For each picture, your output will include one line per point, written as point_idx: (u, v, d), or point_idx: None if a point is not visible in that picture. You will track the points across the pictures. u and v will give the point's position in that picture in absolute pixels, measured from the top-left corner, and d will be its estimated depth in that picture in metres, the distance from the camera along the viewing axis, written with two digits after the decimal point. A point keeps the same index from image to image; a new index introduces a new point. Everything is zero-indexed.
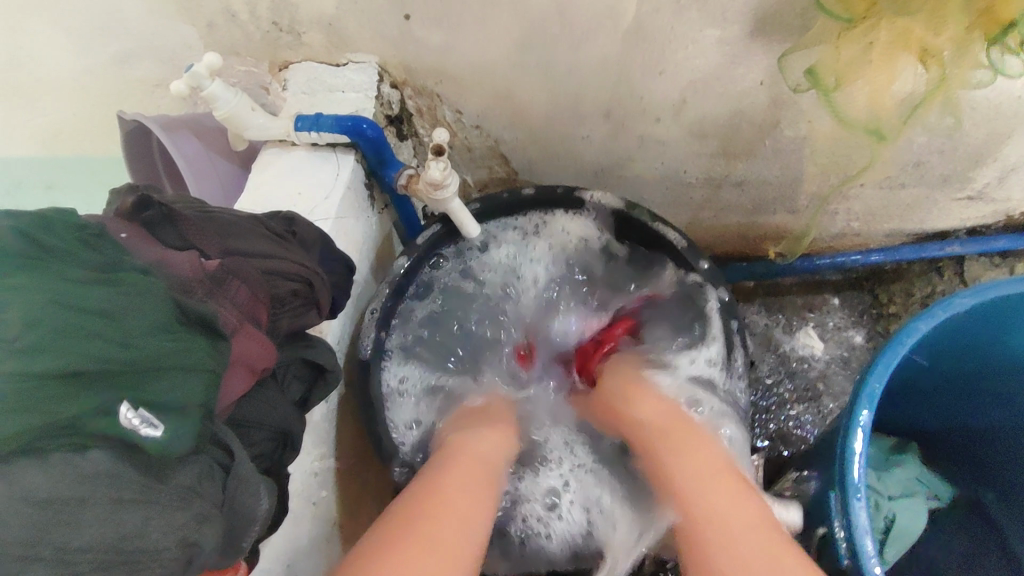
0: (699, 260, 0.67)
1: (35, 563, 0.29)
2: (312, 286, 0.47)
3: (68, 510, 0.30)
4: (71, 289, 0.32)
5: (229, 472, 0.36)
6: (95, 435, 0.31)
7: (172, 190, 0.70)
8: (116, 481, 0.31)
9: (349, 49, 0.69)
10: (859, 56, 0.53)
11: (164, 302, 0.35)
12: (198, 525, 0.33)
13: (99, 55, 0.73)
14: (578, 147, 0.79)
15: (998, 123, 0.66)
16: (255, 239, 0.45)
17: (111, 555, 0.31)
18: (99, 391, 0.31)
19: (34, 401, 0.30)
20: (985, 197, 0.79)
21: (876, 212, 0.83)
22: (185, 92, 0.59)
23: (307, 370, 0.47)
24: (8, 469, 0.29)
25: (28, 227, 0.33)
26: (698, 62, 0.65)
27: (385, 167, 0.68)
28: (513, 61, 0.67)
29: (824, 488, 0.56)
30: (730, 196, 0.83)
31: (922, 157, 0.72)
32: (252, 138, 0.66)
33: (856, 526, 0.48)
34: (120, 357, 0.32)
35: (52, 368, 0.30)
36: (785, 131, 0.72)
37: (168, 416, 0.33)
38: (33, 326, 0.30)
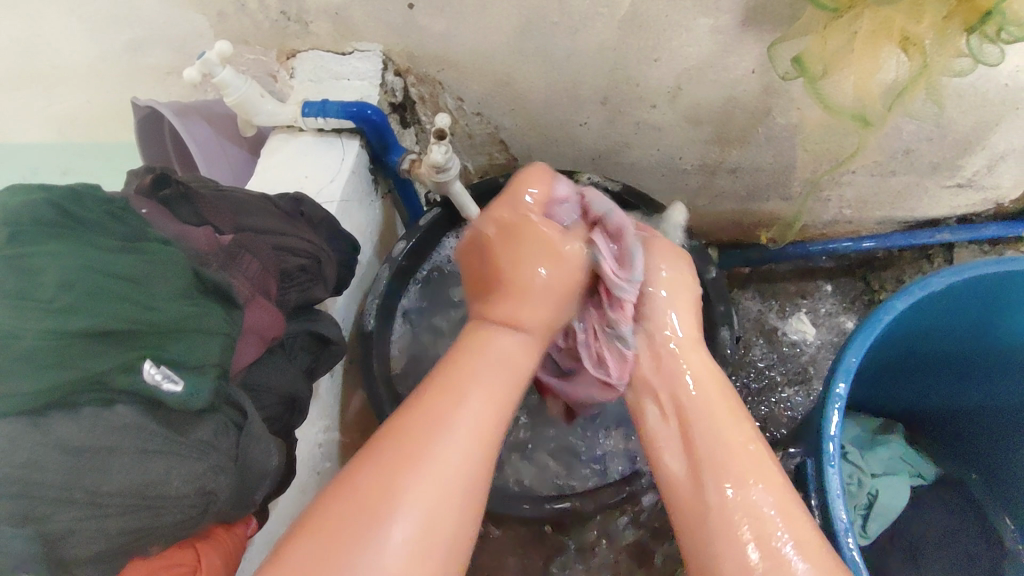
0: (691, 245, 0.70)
1: (68, 503, 0.32)
2: (319, 262, 0.49)
3: (97, 457, 0.33)
4: (100, 256, 0.35)
5: (243, 430, 0.39)
6: (121, 391, 0.34)
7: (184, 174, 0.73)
8: (141, 432, 0.34)
9: (354, 38, 0.71)
10: (844, 45, 0.55)
11: (184, 270, 0.38)
12: (215, 475, 0.36)
13: (113, 43, 0.76)
14: (576, 133, 0.81)
15: (984, 111, 0.67)
16: (266, 216, 0.48)
17: (136, 499, 0.33)
18: (125, 350, 0.34)
19: (66, 358, 0.32)
20: (974, 184, 0.81)
21: (867, 199, 0.85)
22: (198, 79, 0.62)
23: (314, 341, 0.49)
24: (43, 420, 0.32)
25: (59, 199, 0.36)
26: (692, 50, 0.67)
27: (389, 152, 0.70)
28: (513, 49, 0.69)
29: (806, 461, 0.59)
30: (725, 183, 0.86)
31: (912, 145, 0.74)
32: (261, 123, 0.69)
33: (830, 492, 0.50)
34: (144, 318, 0.35)
35: (82, 328, 0.33)
36: (777, 119, 0.74)
37: (187, 375, 0.35)
38: (67, 288, 0.33)
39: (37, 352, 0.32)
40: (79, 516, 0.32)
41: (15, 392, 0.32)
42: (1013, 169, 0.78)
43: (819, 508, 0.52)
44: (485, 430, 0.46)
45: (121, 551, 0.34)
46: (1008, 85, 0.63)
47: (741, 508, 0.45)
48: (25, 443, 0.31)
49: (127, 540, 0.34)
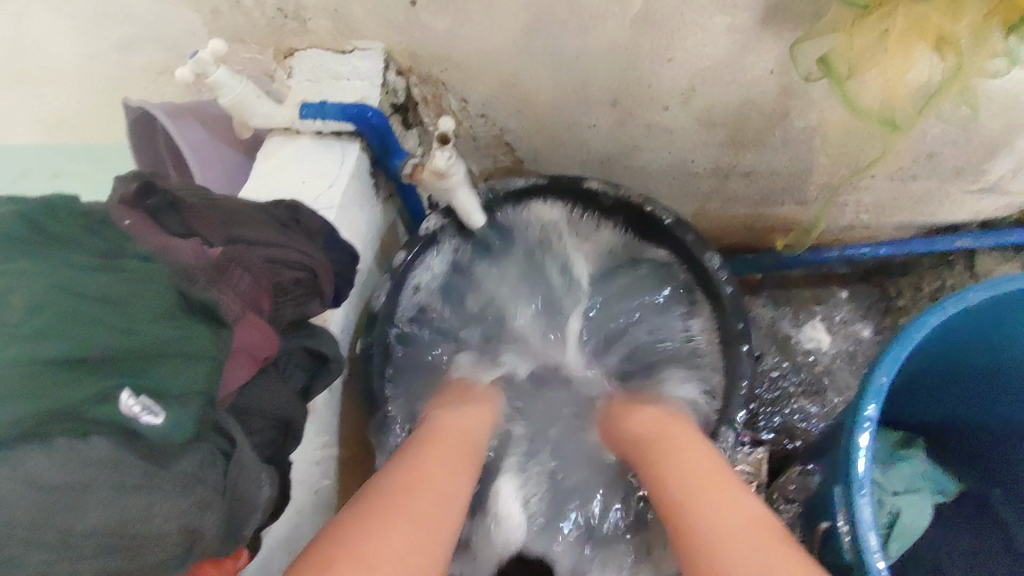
0: (708, 255, 0.67)
1: (39, 546, 0.29)
2: (315, 275, 0.46)
3: (69, 496, 0.30)
4: (73, 276, 0.32)
5: (231, 460, 0.36)
6: (95, 421, 0.31)
7: (177, 177, 0.70)
8: (117, 468, 0.31)
9: (354, 36, 0.68)
10: (872, 44, 0.52)
11: (167, 289, 0.35)
12: (200, 511, 0.34)
13: (104, 41, 0.73)
14: (585, 135, 0.78)
15: (1014, 115, 0.64)
16: (258, 226, 0.45)
17: (115, 538, 0.31)
18: (101, 378, 0.31)
19: (33, 387, 0.29)
20: (998, 189, 0.78)
21: (886, 204, 0.82)
22: (190, 80, 0.59)
23: (310, 359, 0.46)
24: (8, 457, 0.29)
25: (31, 213, 0.33)
26: (708, 50, 0.64)
27: (390, 156, 0.67)
28: (519, 48, 0.67)
29: (828, 481, 0.56)
30: (739, 187, 0.82)
31: (935, 148, 0.71)
32: (257, 125, 0.66)
33: (860, 521, 0.47)
34: (124, 342, 0.32)
35: (54, 354, 0.30)
36: (795, 121, 0.71)
37: (169, 404, 0.33)
38: (36, 312, 0.30)
39: (1, 383, 0.29)
40: (51, 559, 0.30)
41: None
42: None
43: (849, 539, 0.49)
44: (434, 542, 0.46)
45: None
46: None
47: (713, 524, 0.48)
48: None
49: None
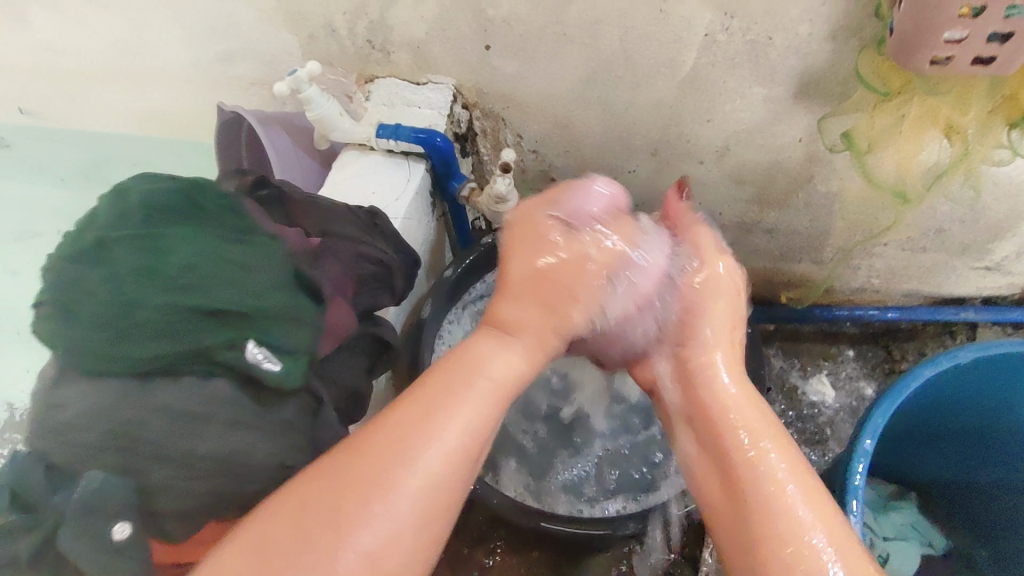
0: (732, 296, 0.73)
1: (164, 460, 0.35)
2: (390, 272, 0.53)
3: (193, 423, 0.36)
4: (216, 245, 0.39)
5: (318, 415, 0.42)
6: (223, 363, 0.37)
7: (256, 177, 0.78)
8: (233, 405, 0.37)
9: (430, 70, 0.76)
10: (891, 125, 0.60)
11: (284, 265, 0.42)
12: (292, 453, 0.39)
13: (208, 53, 0.82)
14: (624, 179, 0.85)
15: (1017, 201, 0.71)
16: (347, 224, 0.51)
17: (222, 465, 0.37)
18: (230, 329, 0.38)
19: (178, 329, 0.36)
20: (1001, 269, 0.84)
21: (896, 271, 0.89)
22: (286, 93, 0.69)
23: (375, 346, 0.52)
24: (150, 385, 0.36)
25: (191, 190, 0.41)
26: (744, 115, 0.72)
27: (450, 178, 0.75)
28: (576, 95, 0.75)
29: None
30: (760, 242, 0.89)
31: (944, 225, 0.78)
32: (335, 139, 0.74)
33: None
34: (250, 303, 0.38)
35: (194, 305, 0.37)
36: (817, 186, 0.78)
37: (281, 356, 0.39)
38: (190, 269, 0.37)
39: (163, 321, 0.36)
40: (171, 476, 0.35)
41: (133, 356, 0.36)
42: None
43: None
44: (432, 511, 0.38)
45: (209, 510, 0.37)
46: None
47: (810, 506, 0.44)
48: (134, 404, 0.35)
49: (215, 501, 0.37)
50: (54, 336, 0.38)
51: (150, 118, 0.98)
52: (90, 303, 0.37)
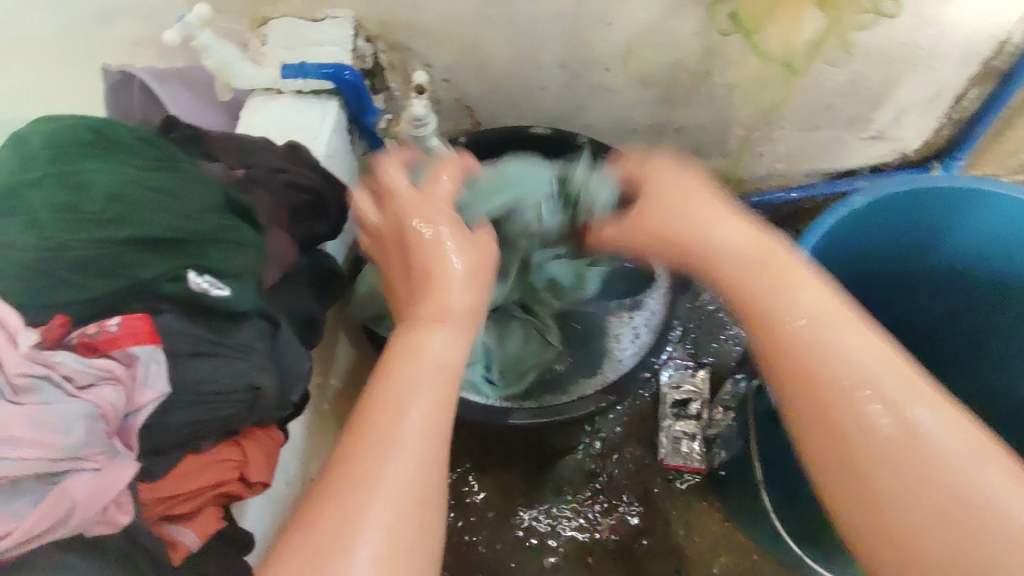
0: None
1: (173, 399, 0.37)
2: (323, 200, 0.53)
3: (212, 338, 0.39)
4: (143, 176, 0.38)
5: (325, 293, 0.54)
6: (173, 295, 0.37)
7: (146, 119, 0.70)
8: (193, 335, 0.38)
9: (326, 5, 0.74)
10: (769, 7, 0.62)
11: (212, 193, 0.41)
12: (258, 373, 0.40)
13: (80, 15, 0.73)
14: (537, 96, 0.86)
15: (886, 66, 0.80)
16: (274, 156, 0.52)
17: (197, 400, 0.38)
18: (171, 258, 0.37)
19: (113, 263, 0.36)
20: (884, 136, 0.93)
21: (795, 153, 0.97)
22: (176, 42, 0.64)
23: (320, 275, 0.53)
24: (134, 302, 0.37)
25: (108, 138, 0.39)
26: (641, 16, 0.74)
27: (366, 113, 0.74)
28: (480, 15, 0.74)
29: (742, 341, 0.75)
30: (672, 141, 0.94)
31: (831, 101, 0.86)
32: (239, 88, 0.71)
33: None
34: (186, 227, 0.38)
35: (131, 236, 0.36)
36: (717, 78, 0.82)
37: (229, 281, 0.39)
38: (115, 201, 0.37)
39: (85, 258, 0.36)
40: (178, 427, 0.37)
41: (93, 291, 0.36)
42: (915, 121, 0.91)
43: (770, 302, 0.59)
44: (385, 509, 0.33)
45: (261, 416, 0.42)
46: (904, 42, 0.76)
47: (881, 358, 0.35)
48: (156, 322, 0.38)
49: (210, 413, 0.38)
50: None
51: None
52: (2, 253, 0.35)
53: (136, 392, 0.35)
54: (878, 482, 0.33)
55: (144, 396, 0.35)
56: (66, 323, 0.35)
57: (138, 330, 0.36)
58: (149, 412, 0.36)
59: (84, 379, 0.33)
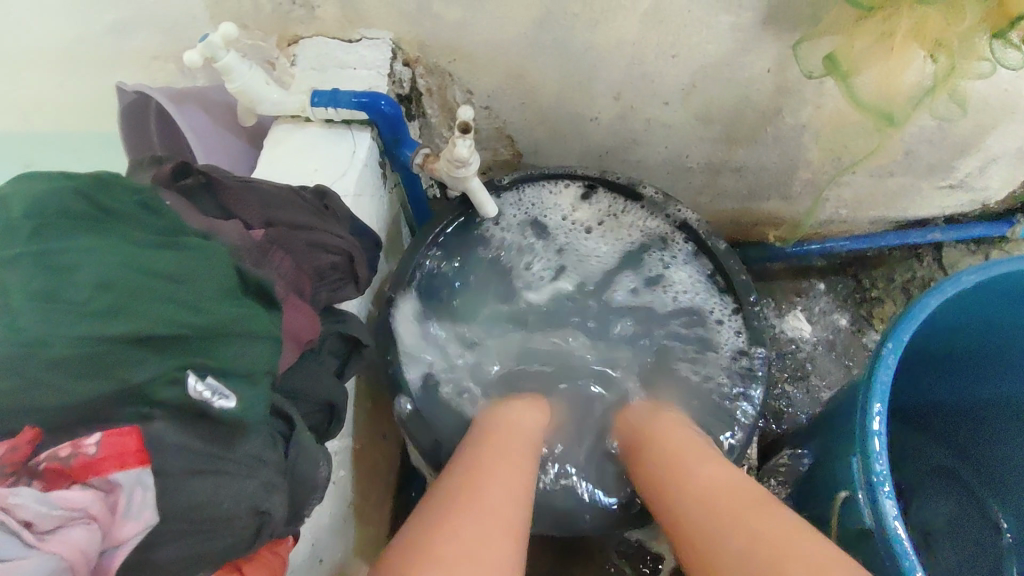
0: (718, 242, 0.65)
1: (161, 531, 0.30)
2: (352, 260, 0.46)
3: (212, 454, 0.32)
4: (141, 256, 0.32)
5: (347, 363, 0.47)
6: (168, 402, 0.31)
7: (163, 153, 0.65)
8: (187, 451, 0.31)
9: (362, 24, 0.67)
10: (872, 44, 0.55)
11: (224, 270, 0.34)
12: (267, 493, 0.33)
13: (94, 24, 0.66)
14: (585, 128, 0.79)
15: (983, 114, 0.71)
16: (298, 210, 0.45)
17: (190, 528, 0.31)
18: (168, 358, 0.31)
19: (96, 367, 0.29)
20: (965, 185, 0.84)
21: (862, 200, 0.88)
22: (198, 63, 0.57)
23: (343, 344, 0.46)
24: (119, 411, 0.30)
25: (103, 208, 0.33)
26: (711, 48, 0.66)
27: (401, 146, 0.66)
28: (531, 40, 0.67)
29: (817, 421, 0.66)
30: (728, 182, 0.86)
31: (912, 147, 0.77)
32: (264, 113, 0.64)
33: (870, 411, 0.49)
34: (189, 320, 0.32)
35: (120, 335, 0.30)
36: (787, 118, 0.74)
37: (237, 383, 0.32)
38: (107, 288, 0.30)
39: (61, 362, 0.29)
40: (165, 563, 0.30)
41: (70, 401, 0.29)
42: (1002, 172, 0.82)
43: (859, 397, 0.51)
44: None
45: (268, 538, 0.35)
46: (1008, 90, 0.67)
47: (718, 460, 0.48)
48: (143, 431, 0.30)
49: (207, 543, 0.31)
50: None
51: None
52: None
53: (114, 527, 0.28)
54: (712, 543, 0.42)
55: (124, 532, 0.28)
56: (37, 437, 0.29)
57: (122, 446, 0.29)
58: (131, 549, 0.29)
59: (48, 523, 0.26)
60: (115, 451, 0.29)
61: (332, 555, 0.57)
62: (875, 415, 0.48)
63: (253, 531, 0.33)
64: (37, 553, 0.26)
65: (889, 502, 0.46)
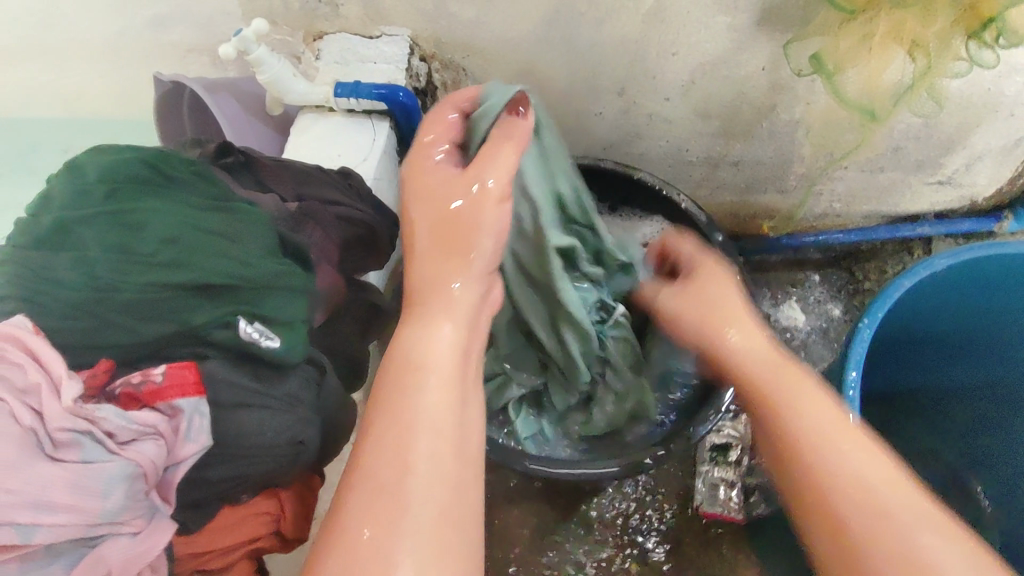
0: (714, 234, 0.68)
1: (215, 452, 0.35)
2: (374, 233, 0.51)
3: (257, 390, 0.36)
4: (197, 217, 0.37)
5: (369, 328, 0.52)
6: (221, 342, 0.36)
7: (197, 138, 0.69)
8: (237, 385, 0.35)
9: (383, 22, 0.72)
10: (855, 45, 0.59)
11: (268, 232, 0.39)
12: (304, 427, 0.38)
13: (135, 19, 0.72)
14: (590, 122, 0.83)
15: (967, 112, 0.75)
16: (327, 186, 0.49)
17: (239, 451, 0.35)
18: (221, 305, 0.36)
19: (161, 309, 0.34)
20: (953, 181, 0.88)
21: (855, 194, 0.92)
22: (232, 56, 0.62)
23: (366, 310, 0.51)
24: (179, 349, 0.35)
25: (165, 175, 0.38)
26: (708, 47, 0.70)
27: (416, 135, 0.71)
28: (540, 38, 0.72)
29: None
30: (726, 175, 0.90)
31: (901, 143, 0.81)
32: (291, 102, 0.69)
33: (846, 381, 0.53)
34: (239, 272, 0.36)
35: (181, 282, 0.35)
36: (781, 114, 0.78)
37: (279, 330, 0.37)
38: (170, 244, 0.35)
39: (131, 304, 0.34)
40: (217, 480, 0.35)
41: (139, 338, 0.34)
42: (988, 168, 0.86)
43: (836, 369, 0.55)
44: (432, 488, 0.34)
45: (302, 468, 0.39)
46: (990, 89, 0.71)
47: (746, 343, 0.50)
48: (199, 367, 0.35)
49: (252, 466, 0.36)
50: (31, 267, 0.35)
51: (42, 97, 0.82)
52: (53, 294, 0.34)
53: (177, 445, 0.33)
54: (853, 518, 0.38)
55: (184, 451, 0.33)
56: (110, 367, 0.34)
57: (185, 378, 0.34)
58: (190, 466, 0.34)
59: (125, 436, 0.31)
60: (179, 380, 0.33)
61: None
62: (850, 383, 0.53)
63: (292, 460, 0.38)
64: (121, 458, 0.30)
65: None
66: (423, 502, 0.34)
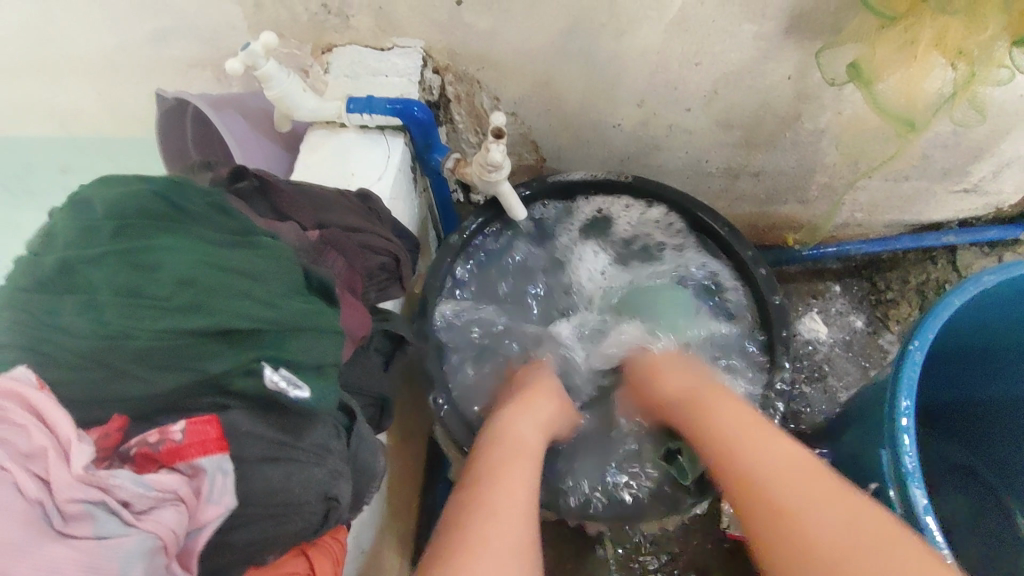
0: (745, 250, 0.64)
1: (239, 513, 0.32)
2: (398, 261, 0.48)
3: (283, 443, 0.33)
4: (216, 254, 0.34)
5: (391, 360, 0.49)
6: (245, 392, 0.33)
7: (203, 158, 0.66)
8: (262, 439, 0.32)
9: (395, 34, 0.69)
10: (893, 53, 0.57)
11: (291, 268, 0.36)
12: (334, 480, 0.35)
13: (136, 33, 0.69)
14: (608, 134, 0.80)
15: (999, 120, 0.73)
16: (348, 213, 0.47)
17: (264, 511, 0.32)
18: (244, 351, 0.33)
19: (179, 358, 0.31)
20: (979, 189, 0.86)
21: (878, 203, 0.90)
22: (240, 71, 0.59)
23: (388, 342, 0.48)
24: (199, 401, 0.32)
25: (179, 210, 0.35)
26: (733, 56, 0.67)
27: (431, 151, 0.68)
28: (558, 48, 0.69)
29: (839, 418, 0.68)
30: (747, 186, 0.87)
31: (928, 152, 0.79)
32: (300, 119, 0.65)
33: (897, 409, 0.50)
34: (264, 314, 0.33)
35: (200, 328, 0.31)
36: (806, 124, 0.75)
37: (307, 376, 0.34)
38: (187, 284, 0.32)
39: (146, 353, 0.31)
40: (241, 544, 0.32)
41: (155, 390, 0.31)
42: (1016, 176, 0.83)
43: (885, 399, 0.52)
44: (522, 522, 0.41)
45: (331, 524, 0.36)
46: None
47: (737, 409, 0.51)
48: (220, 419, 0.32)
49: (280, 526, 0.33)
50: (34, 314, 0.31)
51: (38, 113, 0.78)
52: (59, 342, 0.31)
53: (199, 509, 0.30)
54: (797, 528, 0.40)
55: (208, 514, 0.30)
56: (123, 425, 0.31)
57: (206, 434, 0.31)
58: (213, 531, 0.31)
59: (143, 504, 0.28)
60: (201, 437, 0.30)
61: (370, 549, 0.58)
62: (903, 411, 0.50)
63: (321, 516, 0.35)
64: (139, 530, 0.27)
65: (916, 492, 0.48)
66: (500, 541, 0.39)
